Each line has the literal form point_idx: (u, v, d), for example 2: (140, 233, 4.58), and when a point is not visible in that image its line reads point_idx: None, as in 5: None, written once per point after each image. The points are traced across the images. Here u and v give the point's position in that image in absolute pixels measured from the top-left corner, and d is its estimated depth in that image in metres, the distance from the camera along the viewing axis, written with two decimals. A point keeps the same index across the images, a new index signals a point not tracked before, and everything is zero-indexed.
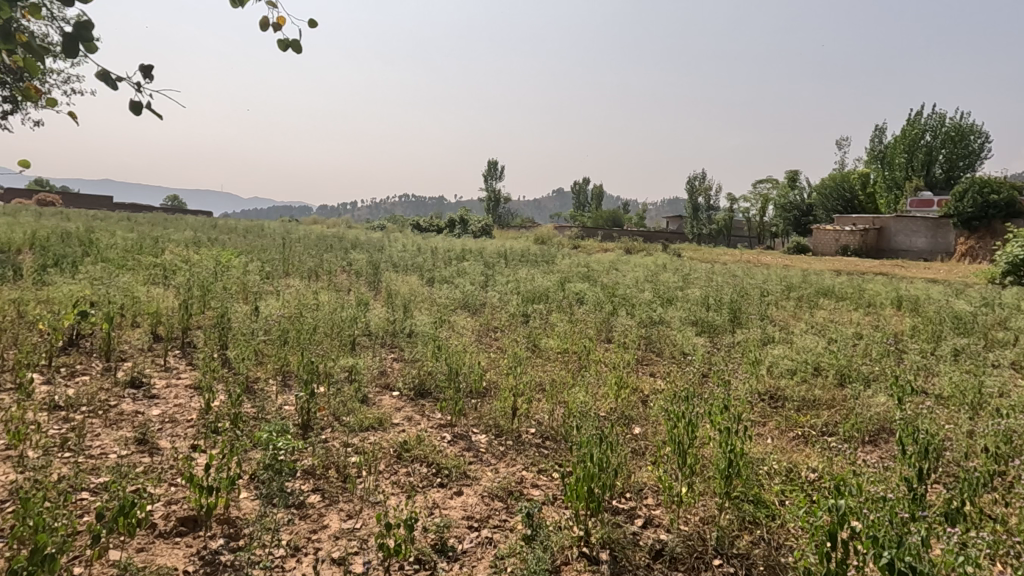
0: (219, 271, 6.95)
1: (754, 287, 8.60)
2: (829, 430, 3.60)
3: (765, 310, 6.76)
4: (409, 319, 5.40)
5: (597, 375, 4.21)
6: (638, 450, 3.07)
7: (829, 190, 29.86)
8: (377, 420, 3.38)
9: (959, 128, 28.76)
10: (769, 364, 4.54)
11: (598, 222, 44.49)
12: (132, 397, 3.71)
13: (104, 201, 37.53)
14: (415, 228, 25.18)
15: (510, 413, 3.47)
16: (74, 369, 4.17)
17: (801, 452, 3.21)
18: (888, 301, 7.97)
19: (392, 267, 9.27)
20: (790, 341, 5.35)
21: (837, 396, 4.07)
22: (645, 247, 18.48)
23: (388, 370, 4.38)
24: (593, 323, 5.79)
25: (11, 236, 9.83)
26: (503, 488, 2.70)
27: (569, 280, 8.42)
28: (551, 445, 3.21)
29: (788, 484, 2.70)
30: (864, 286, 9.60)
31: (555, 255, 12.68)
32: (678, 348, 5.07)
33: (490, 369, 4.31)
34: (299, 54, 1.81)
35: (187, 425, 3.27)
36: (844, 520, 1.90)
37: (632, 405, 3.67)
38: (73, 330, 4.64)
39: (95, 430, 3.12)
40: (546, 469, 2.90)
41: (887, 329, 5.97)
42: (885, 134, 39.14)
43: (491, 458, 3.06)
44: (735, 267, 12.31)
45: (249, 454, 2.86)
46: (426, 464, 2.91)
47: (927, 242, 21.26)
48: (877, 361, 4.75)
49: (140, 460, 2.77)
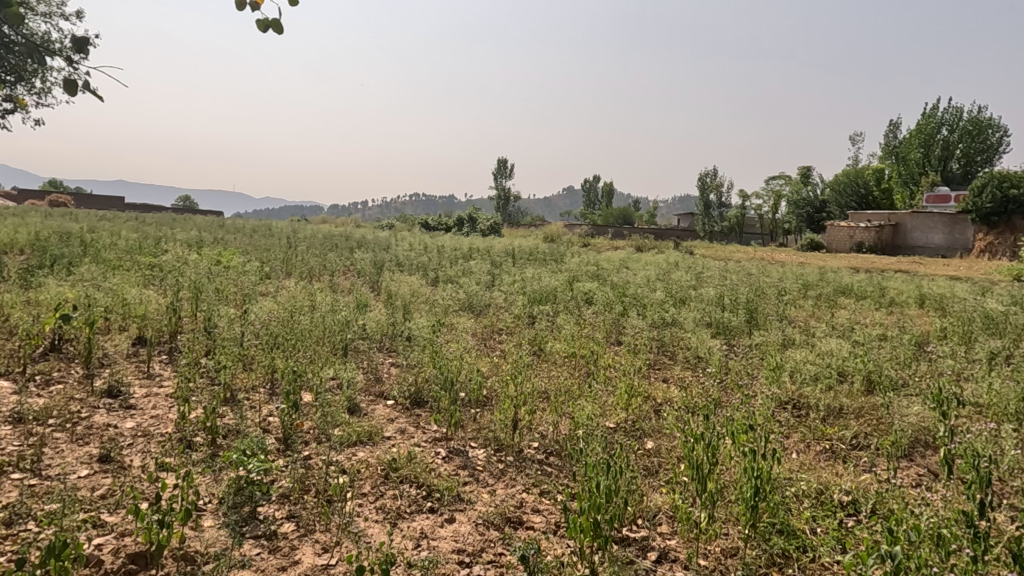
0: (215, 272, 6.70)
1: (769, 285, 8.30)
2: (860, 444, 3.30)
3: (783, 310, 6.43)
4: (409, 322, 5.13)
5: (606, 383, 3.93)
6: (651, 468, 2.78)
7: (843, 186, 29.52)
8: (365, 434, 3.11)
9: (975, 122, 28.23)
10: (791, 368, 4.23)
11: (609, 220, 44.03)
12: (106, 408, 3.46)
13: (114, 202, 37.59)
14: (423, 226, 24.88)
15: (511, 425, 3.19)
16: (50, 377, 3.92)
17: (832, 470, 2.90)
18: (911, 300, 7.62)
19: (396, 266, 8.99)
20: (812, 343, 5.06)
21: (866, 403, 3.77)
22: (656, 244, 18.21)
23: (384, 378, 4.11)
24: (602, 325, 5.52)
25: (14, 237, 9.64)
26: (501, 515, 2.42)
27: (578, 280, 8.12)
28: (556, 462, 2.93)
29: (821, 512, 2.40)
30: (885, 283, 9.27)
31: (563, 253, 12.36)
32: (692, 351, 4.79)
33: (491, 376, 4.03)
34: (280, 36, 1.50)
35: (160, 439, 3.01)
36: (898, 570, 1.61)
37: (644, 416, 3.40)
38: (55, 334, 4.40)
39: (58, 447, 2.86)
40: (549, 491, 2.62)
41: (915, 330, 5.63)
42: (900, 129, 38.73)
43: (488, 478, 2.78)
44: (748, 265, 11.92)
45: (220, 475, 2.60)
46: (417, 485, 2.63)
47: (945, 238, 20.73)
48: (907, 367, 4.42)
49: (98, 484, 2.50)
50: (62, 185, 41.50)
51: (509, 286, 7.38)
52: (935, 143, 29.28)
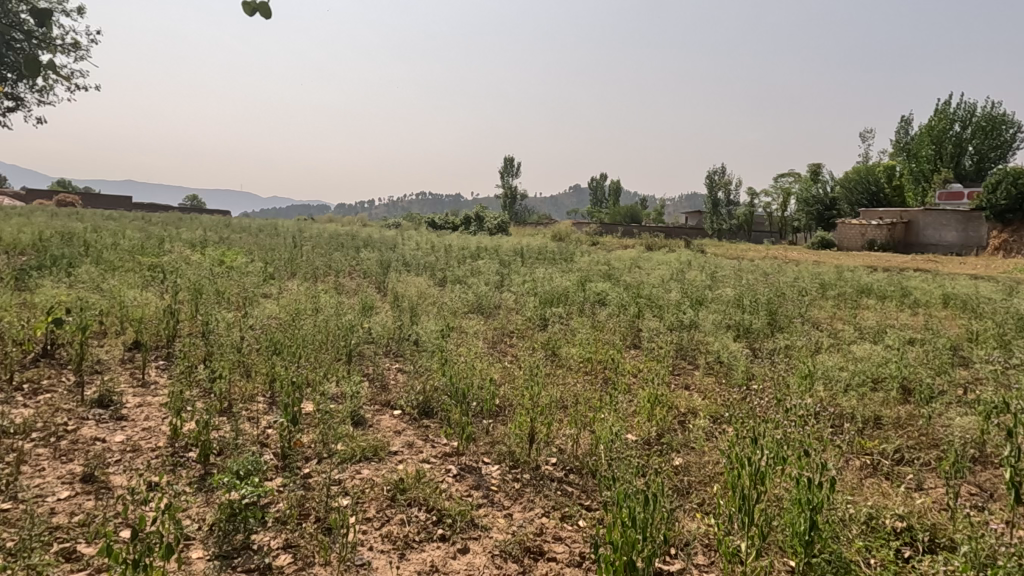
0: (217, 273, 6.49)
1: (787, 285, 8.05)
2: (903, 459, 3.06)
3: (804, 312, 6.17)
4: (416, 326, 4.90)
5: (626, 393, 3.69)
6: (681, 489, 2.55)
7: (853, 183, 29.47)
8: (371, 449, 2.89)
9: (989, 119, 27.77)
10: (823, 373, 3.97)
11: (617, 220, 43.65)
12: (96, 419, 3.25)
13: (123, 202, 37.62)
14: (429, 225, 24.62)
15: (527, 440, 2.96)
16: (39, 386, 3.71)
17: (877, 490, 2.65)
18: (935, 300, 7.35)
19: (403, 267, 8.76)
20: (840, 347, 4.82)
21: (906, 412, 3.52)
22: (667, 242, 17.86)
23: (391, 385, 3.89)
24: (618, 328, 5.29)
25: (20, 237, 9.44)
26: (520, 545, 2.20)
27: (590, 280, 7.86)
28: (577, 480, 2.71)
29: (874, 542, 2.15)
30: (907, 283, 8.97)
31: (572, 252, 12.08)
32: (714, 355, 4.56)
33: (504, 383, 3.80)
34: (268, 21, 1.30)
35: (148, 456, 2.79)
36: None
37: (670, 428, 3.19)
38: (46, 340, 4.18)
39: (39, 465, 2.65)
40: (571, 516, 2.39)
41: (946, 333, 5.35)
42: (911, 126, 38.18)
43: (503, 499, 2.55)
44: (761, 264, 11.62)
45: (210, 499, 2.40)
46: (426, 509, 2.41)
47: (958, 237, 20.30)
48: (945, 373, 4.16)
49: (77, 508, 2.30)
50: (72, 185, 41.54)
51: (519, 287, 7.14)
52: (947, 140, 28.81)
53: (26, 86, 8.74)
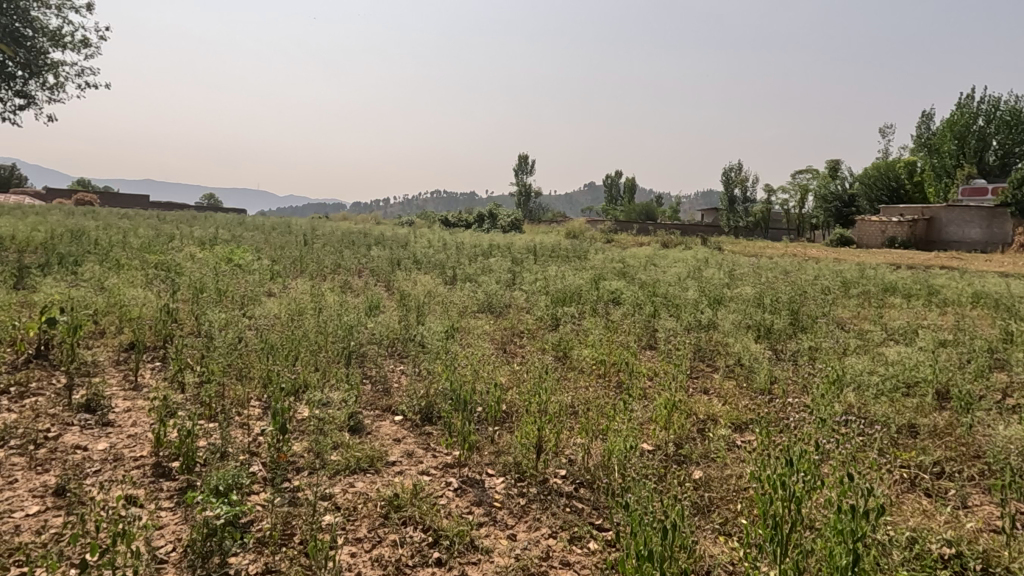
0: (221, 271, 6.33)
1: (809, 282, 7.78)
2: (944, 472, 2.81)
3: (829, 312, 5.90)
4: (421, 326, 4.70)
5: (641, 398, 3.46)
6: (702, 507, 2.33)
7: (872, 180, 28.09)
8: (366, 458, 2.69)
9: (1014, 113, 27.09)
10: (852, 377, 3.71)
11: (631, 216, 43.30)
12: (80, 425, 3.08)
13: (139, 202, 37.79)
14: (443, 224, 24.49)
15: (535, 450, 2.74)
16: (28, 389, 3.55)
17: (918, 508, 2.40)
18: (965, 298, 7.03)
19: (413, 265, 8.58)
20: (867, 348, 4.56)
21: (943, 419, 3.27)
22: (684, 239, 17.54)
23: (393, 388, 3.70)
24: (633, 328, 5.07)
25: (32, 237, 9.14)
26: (523, 572, 1.99)
27: (604, 278, 7.63)
28: (587, 495, 2.49)
29: (920, 570, 1.90)
30: (934, 281, 8.62)
31: (585, 249, 11.82)
32: (735, 356, 4.32)
33: (511, 387, 3.60)
34: None
35: (129, 466, 2.61)
36: None
37: (688, 437, 2.97)
38: (38, 340, 4.02)
39: (11, 476, 2.48)
40: (581, 538, 2.19)
41: (980, 333, 5.05)
42: (932, 120, 37.36)
43: (507, 518, 2.34)
44: (781, 261, 11.34)
45: (188, 515, 2.21)
46: (422, 529, 2.21)
47: (982, 233, 19.74)
48: (983, 377, 3.89)
49: (44, 524, 2.13)
50: (89, 185, 41.94)
51: (530, 286, 6.92)
52: (970, 134, 28.15)
53: (37, 84, 8.64)
